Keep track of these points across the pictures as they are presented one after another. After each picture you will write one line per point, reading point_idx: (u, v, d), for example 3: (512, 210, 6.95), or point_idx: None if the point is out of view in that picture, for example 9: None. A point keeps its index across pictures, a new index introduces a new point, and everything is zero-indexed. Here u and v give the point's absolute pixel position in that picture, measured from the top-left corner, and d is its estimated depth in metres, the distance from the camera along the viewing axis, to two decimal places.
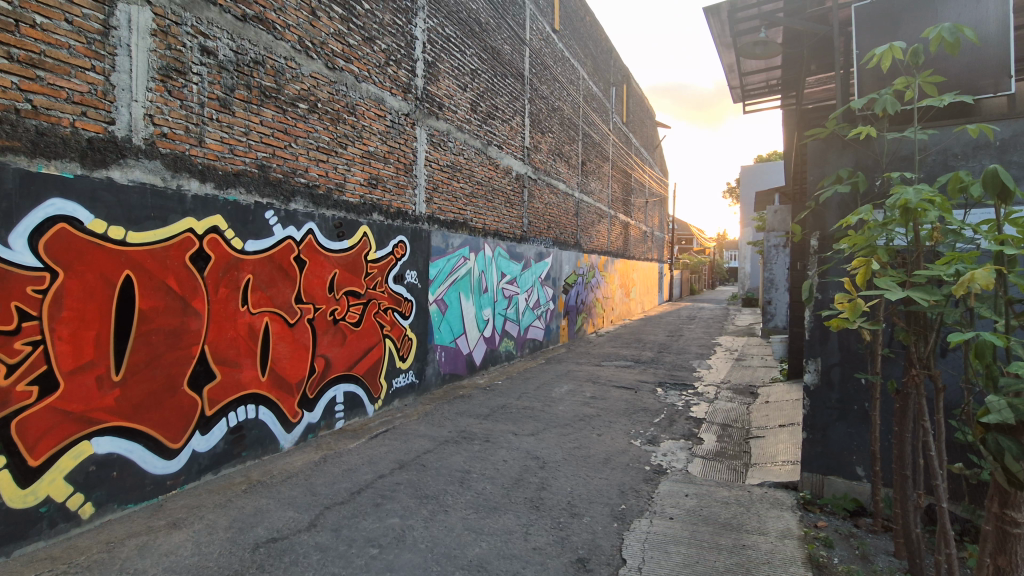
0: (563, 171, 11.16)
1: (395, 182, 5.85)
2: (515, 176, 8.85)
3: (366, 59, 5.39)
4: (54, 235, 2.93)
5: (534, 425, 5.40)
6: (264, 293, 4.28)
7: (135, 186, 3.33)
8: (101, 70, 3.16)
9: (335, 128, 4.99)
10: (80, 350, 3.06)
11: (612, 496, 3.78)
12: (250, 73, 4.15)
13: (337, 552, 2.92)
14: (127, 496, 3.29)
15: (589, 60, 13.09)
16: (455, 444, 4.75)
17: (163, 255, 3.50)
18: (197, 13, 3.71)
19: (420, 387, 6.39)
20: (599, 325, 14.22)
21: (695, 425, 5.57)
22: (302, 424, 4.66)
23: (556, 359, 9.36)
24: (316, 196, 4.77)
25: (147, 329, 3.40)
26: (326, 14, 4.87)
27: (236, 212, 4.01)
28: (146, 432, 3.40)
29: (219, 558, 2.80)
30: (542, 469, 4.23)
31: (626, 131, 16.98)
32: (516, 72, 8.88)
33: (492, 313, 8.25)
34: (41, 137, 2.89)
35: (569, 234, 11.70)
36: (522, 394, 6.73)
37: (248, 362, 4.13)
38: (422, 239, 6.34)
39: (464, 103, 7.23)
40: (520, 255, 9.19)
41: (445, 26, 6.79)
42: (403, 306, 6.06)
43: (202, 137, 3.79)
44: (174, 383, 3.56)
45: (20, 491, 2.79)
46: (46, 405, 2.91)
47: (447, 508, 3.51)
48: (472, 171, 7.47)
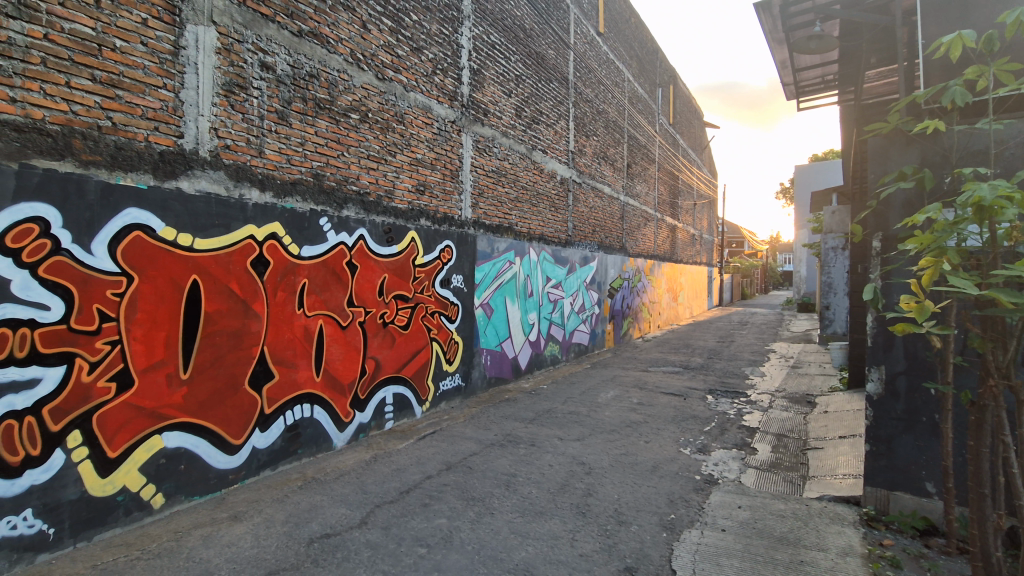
0: (608, 174, 11.05)
1: (441, 188, 5.96)
2: (560, 180, 8.83)
3: (414, 69, 5.53)
4: (130, 243, 3.15)
5: (580, 430, 5.35)
6: (319, 297, 4.44)
7: (202, 196, 3.54)
8: (171, 88, 3.39)
9: (385, 137, 5.14)
10: (152, 350, 3.27)
11: (660, 505, 3.69)
12: (306, 86, 4.33)
13: (386, 550, 2.98)
14: (193, 488, 3.48)
15: (634, 61, 12.94)
16: (501, 448, 4.76)
17: (226, 261, 3.70)
18: (257, 31, 3.92)
19: (467, 391, 6.46)
20: (645, 330, 13.95)
21: (747, 434, 5.37)
22: (353, 424, 4.80)
23: (602, 365, 9.24)
24: (367, 203, 4.92)
25: (211, 330, 3.59)
26: (376, 27, 5.03)
27: (293, 219, 4.19)
28: (210, 428, 3.59)
29: (276, 552, 2.92)
30: (587, 475, 4.18)
31: (673, 132, 16.61)
32: (561, 76, 8.88)
33: (537, 317, 8.24)
34: (119, 152, 3.13)
35: (615, 237, 11.55)
36: (568, 398, 6.68)
37: (304, 363, 4.29)
38: (468, 244, 6.42)
39: (508, 108, 7.30)
40: (565, 260, 9.14)
41: (490, 33, 6.88)
42: (450, 310, 6.14)
43: (262, 148, 3.99)
44: (235, 382, 3.75)
45: (99, 480, 3.01)
46: (123, 401, 3.12)
47: (493, 510, 3.52)
48: (516, 176, 7.51)
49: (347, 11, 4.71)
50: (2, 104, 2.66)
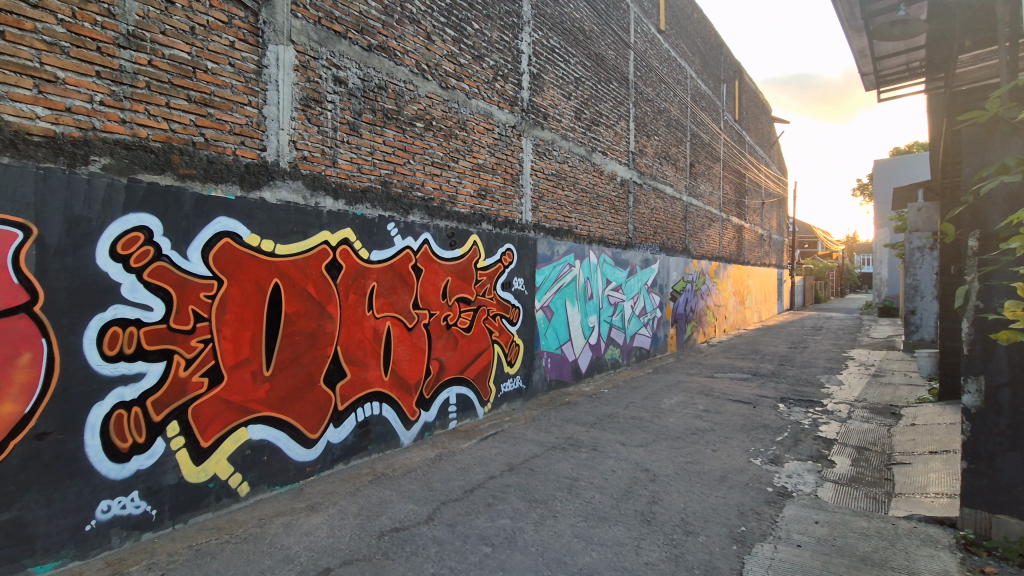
0: (670, 174, 10.78)
1: (502, 192, 6.04)
2: (620, 182, 8.71)
3: (476, 76, 5.65)
4: (220, 249, 3.41)
5: (643, 436, 5.24)
6: (387, 299, 4.62)
7: (282, 204, 3.78)
8: (255, 105, 3.65)
9: (448, 144, 5.28)
10: (239, 348, 3.51)
11: (730, 517, 3.55)
12: (374, 98, 4.53)
13: (452, 547, 3.05)
14: (274, 478, 3.72)
15: (697, 58, 12.57)
16: (562, 451, 4.75)
17: (304, 265, 3.93)
18: (331, 48, 4.15)
19: (528, 393, 6.50)
20: (710, 335, 13.46)
21: (824, 445, 5.07)
22: (419, 422, 4.95)
23: (664, 369, 9.01)
24: (431, 208, 5.07)
25: (290, 330, 3.82)
26: (440, 37, 5.18)
27: (363, 225, 4.39)
28: (289, 422, 3.81)
29: (350, 542, 3.06)
30: (652, 483, 4.09)
31: (738, 129, 15.96)
32: (621, 76, 8.77)
33: (597, 320, 8.15)
34: (211, 165, 3.40)
35: (677, 239, 11.24)
36: (629, 403, 6.56)
37: (374, 362, 4.48)
38: (529, 247, 6.46)
39: (568, 111, 7.29)
40: (626, 262, 8.98)
41: (550, 37, 6.91)
42: (511, 313, 6.21)
43: (335, 159, 4.20)
44: (312, 379, 3.96)
45: (194, 467, 3.27)
46: (214, 395, 3.37)
47: (556, 513, 3.52)
48: (576, 178, 7.49)
49: (413, 24, 4.88)
50: (114, 125, 2.96)
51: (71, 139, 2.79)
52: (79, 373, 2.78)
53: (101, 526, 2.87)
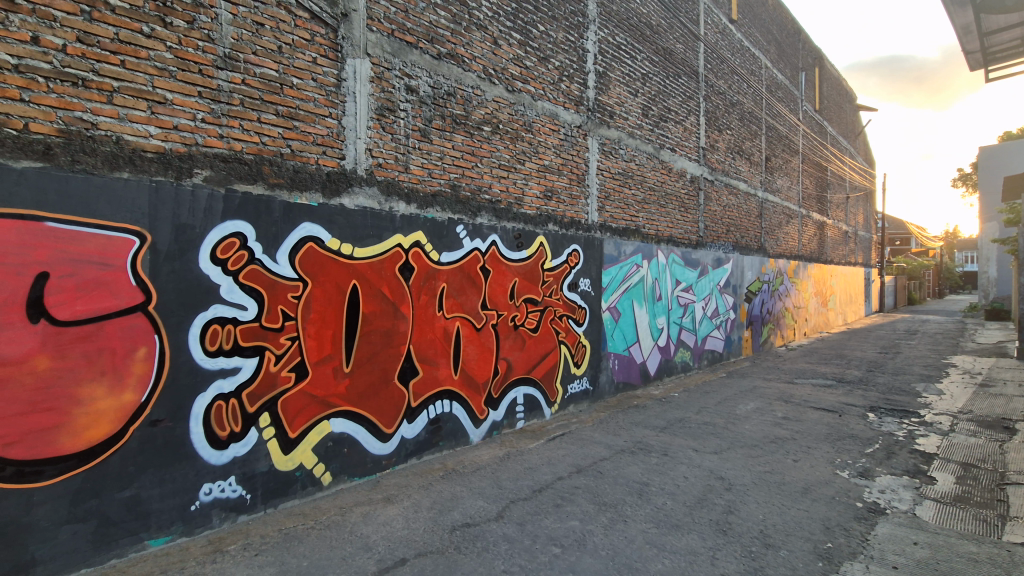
0: (744, 170, 10.29)
1: (568, 193, 6.03)
2: (690, 179, 8.42)
3: (542, 78, 5.67)
4: (305, 252, 3.64)
5: (716, 443, 5.04)
6: (456, 300, 4.73)
7: (359, 210, 3.97)
8: (335, 116, 3.87)
9: (515, 146, 5.33)
10: (322, 346, 3.73)
11: (815, 531, 3.34)
12: (444, 104, 4.66)
13: (522, 546, 3.07)
14: (354, 470, 3.91)
15: (772, 46, 11.93)
16: (632, 455, 4.66)
17: (379, 267, 4.11)
18: (404, 58, 4.31)
19: (595, 395, 6.44)
20: (788, 338, 12.71)
21: (922, 460, 4.65)
22: (488, 421, 5.03)
23: (738, 374, 8.61)
24: (498, 210, 5.14)
25: (368, 329, 4.01)
26: (506, 41, 5.24)
27: (433, 228, 4.53)
28: (367, 417, 4.00)
29: (424, 535, 3.16)
30: (727, 492, 3.92)
31: (819, 119, 14.98)
32: (690, 70, 8.47)
33: (666, 322, 7.92)
34: (297, 174, 3.63)
35: (752, 237, 10.72)
36: (701, 408, 6.33)
37: (444, 361, 4.60)
38: (595, 247, 6.40)
39: (635, 108, 7.15)
40: (696, 262, 8.66)
41: (616, 34, 6.80)
42: (578, 314, 6.17)
43: (408, 164, 4.36)
44: (387, 376, 4.14)
45: (283, 456, 3.51)
46: (300, 389, 3.60)
47: (626, 518, 3.46)
48: (643, 176, 7.33)
49: (480, 30, 4.98)
50: (213, 140, 3.24)
51: (178, 154, 3.08)
52: (185, 366, 3.05)
53: (204, 507, 3.15)
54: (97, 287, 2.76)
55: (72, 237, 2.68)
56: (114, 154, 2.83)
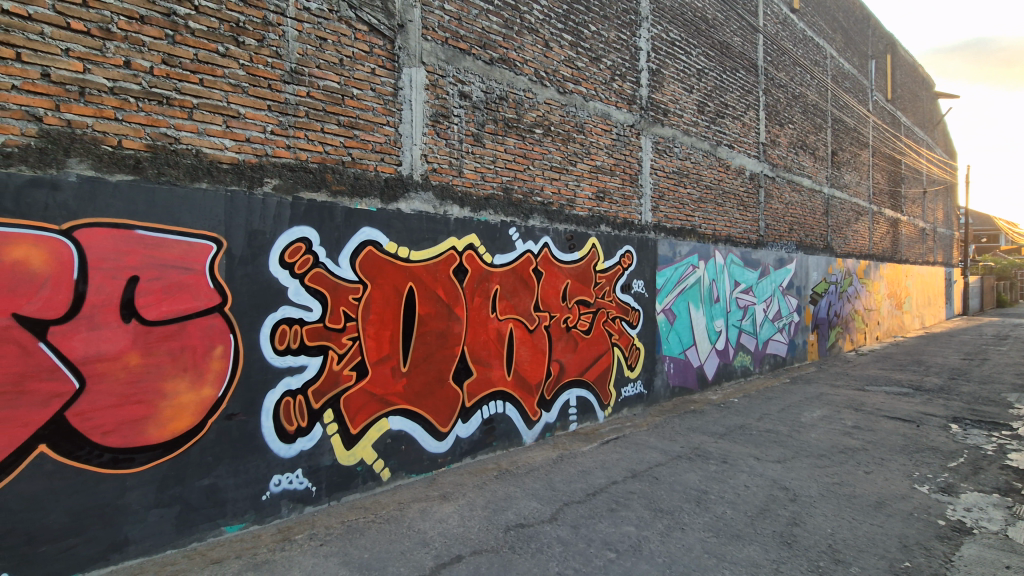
0: (807, 165, 9.80)
1: (621, 193, 5.95)
2: (749, 176, 8.11)
3: (594, 78, 5.63)
4: (365, 256, 3.78)
5: (780, 452, 4.82)
6: (509, 302, 4.77)
7: (416, 214, 4.09)
8: (392, 124, 4.00)
9: (566, 148, 5.32)
10: (381, 346, 3.86)
11: (890, 549, 3.13)
12: (496, 108, 4.72)
13: (576, 549, 3.06)
14: (411, 466, 4.02)
15: (838, 34, 11.30)
16: (689, 461, 4.54)
17: (434, 269, 4.21)
18: (457, 65, 4.41)
19: (650, 399, 6.31)
20: (858, 343, 11.97)
21: (1015, 477, 4.25)
22: (541, 422, 5.04)
23: (803, 380, 8.19)
24: (551, 212, 5.15)
25: (424, 330, 4.12)
26: (558, 43, 5.25)
27: (487, 231, 4.59)
28: (423, 415, 4.10)
29: (479, 533, 3.21)
30: (792, 503, 3.74)
31: (892, 109, 14.02)
32: (749, 63, 8.16)
33: (725, 325, 7.64)
34: (357, 181, 3.78)
35: (817, 236, 10.18)
36: (763, 415, 6.07)
37: (497, 362, 4.65)
38: (649, 248, 6.27)
39: (690, 105, 6.96)
40: (757, 262, 8.32)
41: (670, 30, 6.66)
42: (631, 316, 6.08)
43: (461, 169, 4.45)
44: (442, 376, 4.23)
45: (345, 451, 3.66)
46: (361, 387, 3.74)
47: (683, 526, 3.37)
48: (700, 175, 7.12)
49: (532, 34, 5.01)
50: (281, 151, 3.43)
51: (250, 165, 3.28)
52: (257, 363, 3.24)
53: (274, 497, 3.33)
54: (180, 289, 2.98)
55: (159, 243, 2.91)
56: (194, 166, 3.05)
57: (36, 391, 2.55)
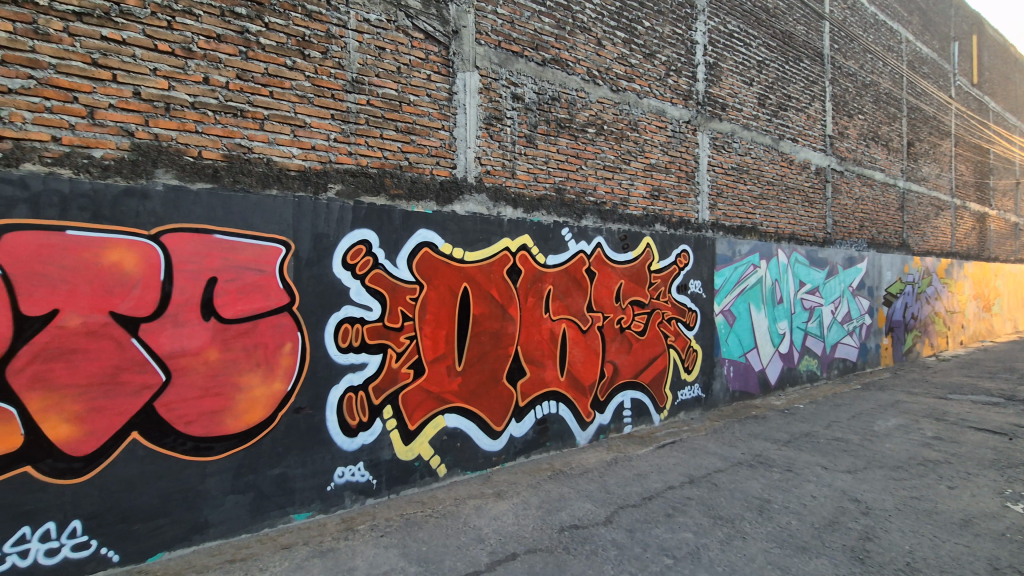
0: (880, 157, 9.19)
1: (677, 191, 5.80)
2: (814, 171, 7.71)
3: (648, 75, 5.53)
4: (421, 257, 3.89)
5: (851, 462, 4.55)
6: (562, 302, 4.77)
7: (470, 215, 4.17)
8: (447, 129, 4.09)
9: (620, 146, 5.25)
10: (437, 345, 3.95)
11: (977, 570, 2.89)
12: (549, 109, 4.72)
13: (632, 553, 3.01)
14: (466, 464, 4.09)
15: (915, 16, 10.54)
16: (750, 469, 4.37)
17: (488, 270, 4.26)
18: (510, 67, 4.45)
19: (708, 403, 6.12)
20: (939, 348, 11.11)
21: None
22: (594, 424, 4.99)
23: (876, 386, 7.69)
24: (604, 212, 5.10)
25: (478, 330, 4.18)
26: (610, 41, 5.19)
27: (540, 231, 4.61)
28: (478, 414, 4.16)
29: (533, 532, 3.22)
30: (865, 516, 3.53)
31: (977, 94, 12.92)
32: (814, 52, 7.76)
33: (788, 327, 7.29)
34: (414, 184, 3.90)
35: (891, 233, 9.53)
36: (831, 422, 5.75)
37: (550, 363, 4.65)
38: (706, 247, 6.09)
39: (750, 98, 6.70)
40: (824, 261, 7.87)
41: (728, 22, 6.43)
42: (688, 317, 5.92)
43: (514, 170, 4.48)
44: (496, 376, 4.28)
45: (404, 446, 3.77)
46: (418, 384, 3.84)
47: (745, 535, 3.25)
48: (760, 170, 6.84)
49: (584, 33, 4.99)
50: (344, 157, 3.58)
51: (315, 171, 3.45)
52: (322, 360, 3.40)
53: (338, 488, 3.48)
54: (253, 290, 3.18)
55: (234, 247, 3.12)
56: (265, 173, 3.25)
57: (130, 382, 2.79)
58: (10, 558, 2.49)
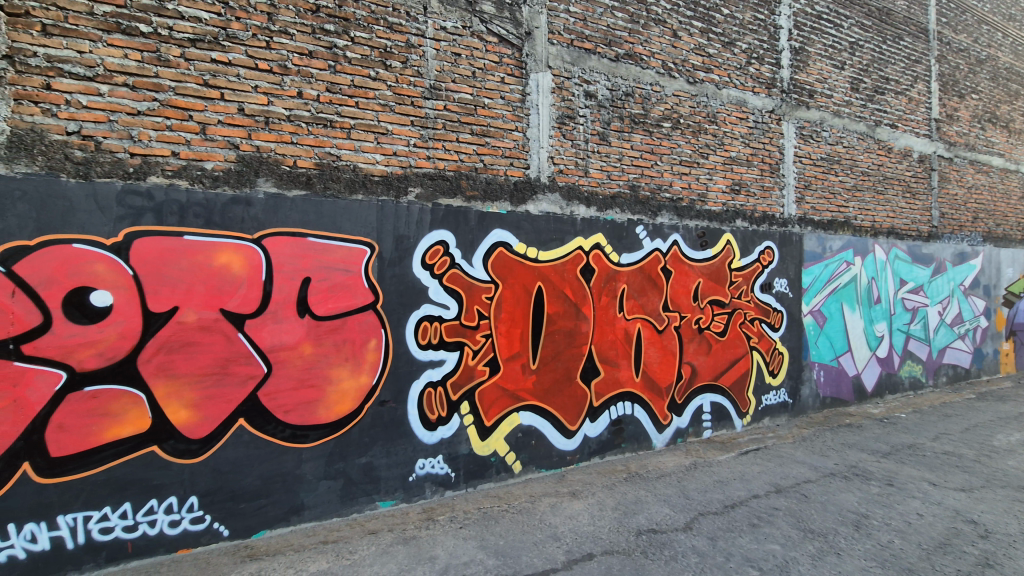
0: (998, 140, 8.22)
1: (760, 185, 5.51)
2: (918, 158, 7.03)
3: (727, 64, 5.29)
4: (496, 257, 3.96)
5: (964, 479, 4.11)
6: (637, 301, 4.67)
7: (544, 215, 4.19)
8: (520, 129, 4.13)
9: (697, 140, 5.06)
10: (512, 343, 4.00)
11: None
12: (623, 105, 4.65)
13: (714, 562, 2.91)
14: (541, 462, 4.12)
15: None
16: (845, 481, 4.06)
17: (562, 269, 4.27)
18: (583, 65, 4.43)
19: (795, 409, 5.76)
20: None
21: None
22: (671, 427, 4.85)
23: (995, 396, 6.88)
24: (680, 208, 4.94)
25: (552, 329, 4.19)
26: (686, 32, 5.02)
27: (613, 230, 4.55)
28: (552, 413, 4.18)
29: (610, 534, 3.19)
30: (982, 539, 3.18)
31: None
32: (917, 28, 7.07)
33: (888, 330, 6.69)
34: (488, 186, 3.97)
35: (1012, 224, 8.49)
36: (940, 435, 5.22)
37: (625, 363, 4.58)
38: (792, 244, 5.74)
39: (841, 83, 6.23)
40: (929, 257, 7.16)
41: (816, 3, 6.01)
42: (772, 317, 5.60)
43: (588, 169, 4.45)
44: (570, 375, 4.27)
45: (481, 442, 3.85)
46: (494, 382, 3.91)
47: (839, 551, 3.03)
48: (854, 160, 6.34)
49: (659, 25, 4.86)
50: (423, 161, 3.72)
51: (396, 176, 3.61)
52: (403, 356, 3.56)
53: (419, 479, 3.62)
54: (342, 289, 3.38)
55: (325, 248, 3.33)
56: (352, 179, 3.44)
57: (237, 373, 3.07)
58: (141, 526, 2.83)
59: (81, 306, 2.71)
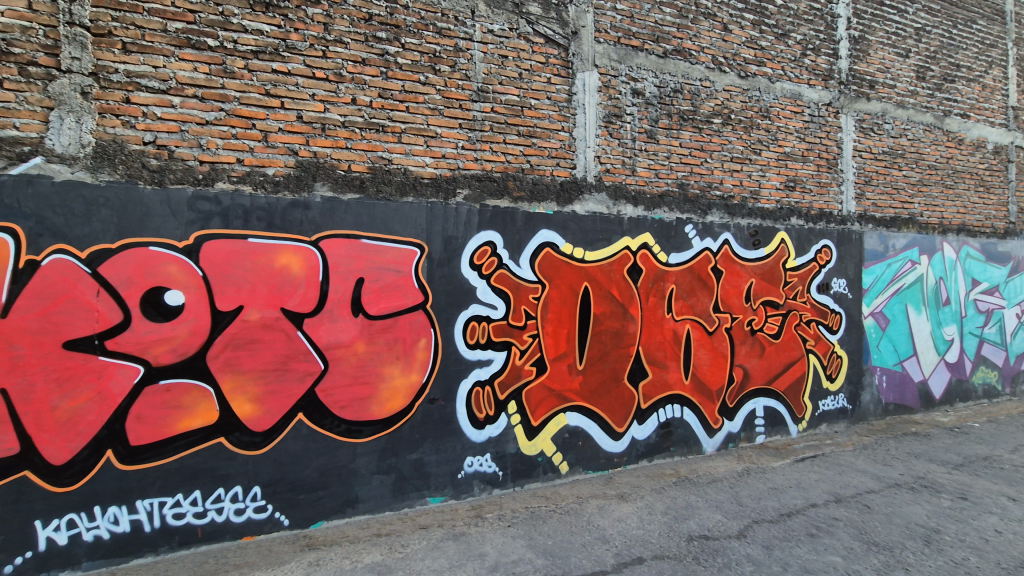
0: None
1: (817, 181, 5.28)
2: (992, 150, 6.56)
3: (781, 57, 5.10)
4: (543, 257, 3.97)
5: None
6: (686, 302, 4.57)
7: (590, 215, 4.17)
8: (567, 129, 4.13)
9: (749, 136, 4.90)
10: (559, 343, 4.00)
11: None
12: (671, 102, 4.56)
13: (770, 571, 2.82)
14: (588, 463, 4.10)
15: None
16: (912, 492, 3.84)
17: (609, 270, 4.23)
18: (630, 63, 4.37)
19: (855, 415, 5.49)
20: None
21: None
22: (722, 431, 4.72)
23: None
24: (731, 206, 4.80)
25: (599, 329, 4.16)
26: (738, 25, 4.88)
27: (661, 229, 4.47)
28: (599, 414, 4.15)
29: (660, 538, 3.14)
30: None
31: None
32: (991, 9, 6.60)
33: (958, 333, 6.28)
34: (535, 186, 3.99)
35: None
36: (1019, 447, 4.86)
37: (674, 365, 4.49)
38: (851, 242, 5.47)
39: (905, 72, 5.89)
40: (1005, 256, 6.68)
41: None
42: (830, 319, 5.36)
43: (635, 167, 4.39)
44: (618, 376, 4.22)
45: (528, 441, 3.87)
46: (541, 382, 3.92)
47: (907, 566, 2.88)
48: (920, 153, 5.98)
49: (709, 19, 4.74)
50: (471, 163, 3.77)
51: (445, 178, 3.67)
52: (452, 355, 3.62)
53: (468, 476, 3.67)
54: (394, 289, 3.47)
55: (378, 249, 3.43)
56: (403, 182, 3.53)
57: (296, 369, 3.20)
58: (210, 513, 2.99)
59: (157, 304, 2.90)
